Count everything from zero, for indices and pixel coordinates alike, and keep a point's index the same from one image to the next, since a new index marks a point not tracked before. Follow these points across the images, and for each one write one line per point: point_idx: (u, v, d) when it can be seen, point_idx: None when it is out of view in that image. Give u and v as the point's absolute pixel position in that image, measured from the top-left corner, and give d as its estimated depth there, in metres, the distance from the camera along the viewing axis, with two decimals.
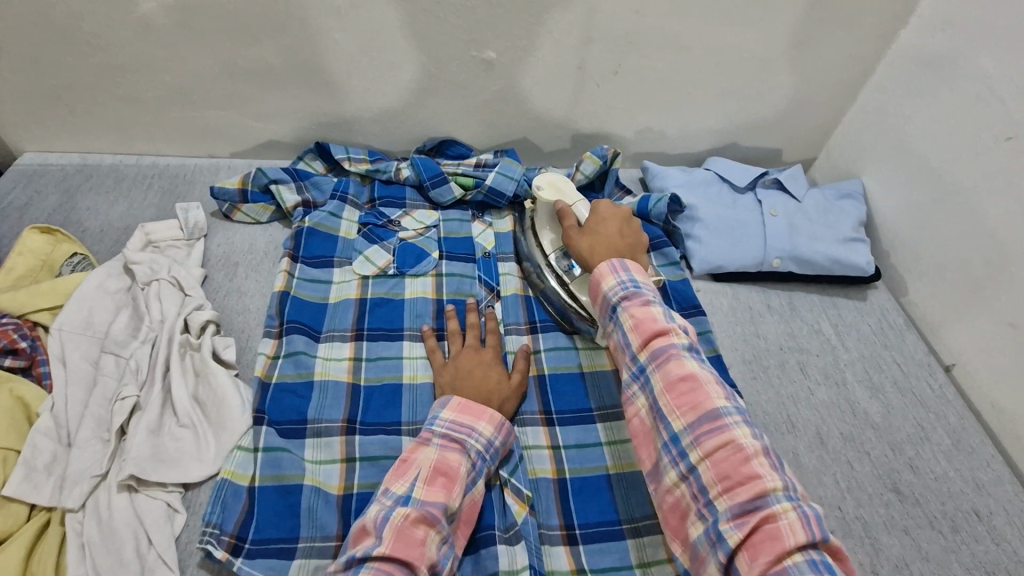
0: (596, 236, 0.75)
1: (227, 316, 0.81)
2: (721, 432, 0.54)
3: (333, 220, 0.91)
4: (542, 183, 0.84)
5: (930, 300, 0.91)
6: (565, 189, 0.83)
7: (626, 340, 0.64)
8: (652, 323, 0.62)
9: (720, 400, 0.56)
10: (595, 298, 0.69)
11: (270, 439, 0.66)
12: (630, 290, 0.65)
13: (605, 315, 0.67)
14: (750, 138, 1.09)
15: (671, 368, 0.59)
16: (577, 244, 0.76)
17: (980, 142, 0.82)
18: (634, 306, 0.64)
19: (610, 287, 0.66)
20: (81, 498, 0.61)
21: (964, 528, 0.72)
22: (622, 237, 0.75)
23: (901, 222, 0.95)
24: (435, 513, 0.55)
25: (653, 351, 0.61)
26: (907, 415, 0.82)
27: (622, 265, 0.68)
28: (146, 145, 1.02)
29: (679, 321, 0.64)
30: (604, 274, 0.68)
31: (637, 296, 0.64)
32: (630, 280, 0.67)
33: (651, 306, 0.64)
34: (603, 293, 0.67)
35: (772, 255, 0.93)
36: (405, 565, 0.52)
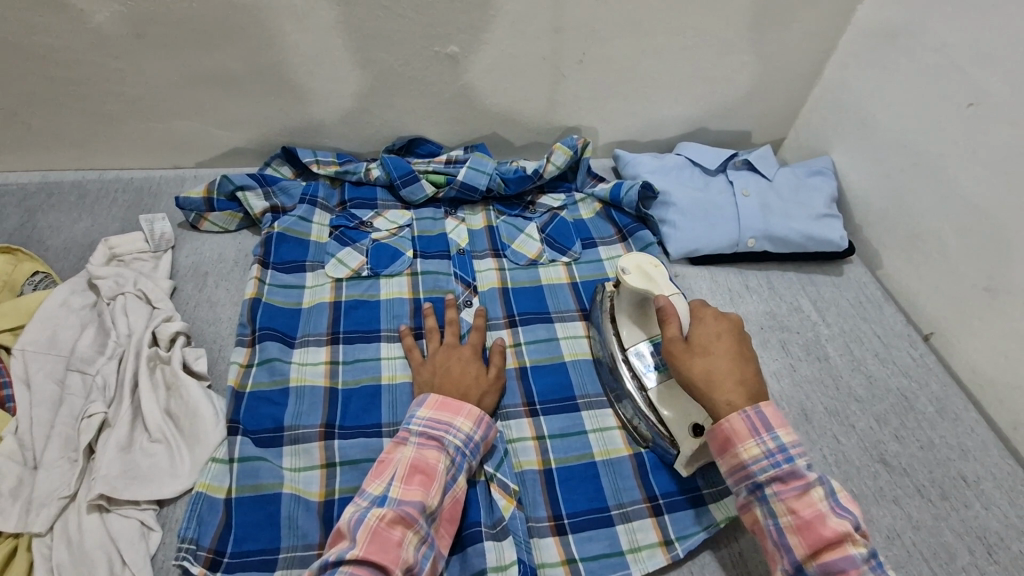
0: (711, 360, 0.62)
1: (197, 327, 0.79)
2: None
3: (303, 224, 0.90)
4: (628, 266, 0.72)
5: (905, 271, 0.92)
6: (654, 275, 0.71)
7: (747, 458, 0.57)
8: (821, 527, 0.53)
9: (856, 547, 0.52)
10: (728, 463, 0.59)
11: (246, 449, 0.65)
12: (783, 470, 0.56)
13: (743, 486, 0.58)
14: (719, 122, 1.10)
15: (801, 505, 0.54)
16: (685, 367, 0.62)
17: (943, 111, 0.83)
18: (790, 495, 0.55)
19: (751, 455, 0.57)
20: (49, 521, 0.58)
21: (953, 494, 0.72)
22: (743, 367, 0.62)
23: (871, 195, 0.96)
24: (412, 513, 0.54)
25: (777, 471, 0.56)
26: (890, 385, 0.82)
27: (762, 420, 0.58)
28: (109, 159, 0.99)
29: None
30: (742, 434, 0.58)
31: (792, 479, 0.55)
32: (776, 445, 0.57)
33: (813, 492, 0.55)
34: (742, 460, 0.58)
35: (746, 235, 0.93)
36: (379, 570, 0.51)
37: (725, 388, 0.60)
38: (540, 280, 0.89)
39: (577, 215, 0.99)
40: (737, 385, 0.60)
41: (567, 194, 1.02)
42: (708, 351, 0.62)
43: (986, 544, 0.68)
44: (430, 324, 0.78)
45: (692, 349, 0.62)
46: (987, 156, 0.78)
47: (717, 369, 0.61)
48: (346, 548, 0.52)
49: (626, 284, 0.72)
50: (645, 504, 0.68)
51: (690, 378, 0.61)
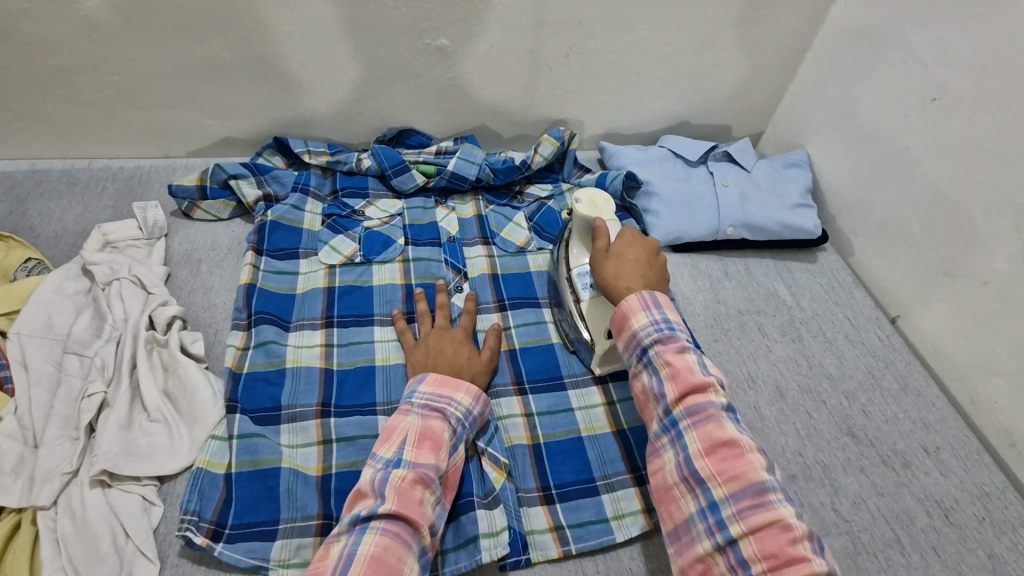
0: (620, 262, 0.69)
1: (192, 312, 0.80)
2: (770, 514, 0.50)
3: (296, 212, 0.91)
4: (581, 197, 0.78)
5: (874, 258, 0.96)
6: (600, 206, 0.76)
7: (660, 390, 0.59)
8: (689, 375, 0.57)
9: (763, 472, 0.52)
10: (621, 331, 0.63)
11: (245, 426, 0.67)
12: (665, 333, 0.60)
13: (633, 353, 0.62)
14: (700, 116, 1.14)
15: (713, 431, 0.54)
16: (599, 270, 0.70)
17: (909, 105, 0.88)
18: (668, 352, 0.59)
19: (641, 325, 0.61)
20: (52, 496, 0.60)
21: (914, 463, 0.77)
22: (650, 265, 0.69)
23: (843, 186, 1.00)
24: (429, 475, 0.58)
25: (683, 393, 0.57)
26: (859, 364, 0.87)
27: (653, 300, 0.63)
28: (99, 148, 1.00)
29: (715, 373, 0.60)
30: (634, 309, 0.62)
31: (671, 340, 0.60)
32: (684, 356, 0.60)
33: (687, 352, 0.59)
34: (632, 329, 0.62)
35: (726, 224, 0.97)
36: (409, 524, 0.54)
37: (626, 279, 0.67)
38: (528, 267, 0.92)
39: (565, 205, 1.01)
40: (638, 281, 0.67)
41: (554, 184, 1.05)
42: (620, 255, 0.70)
43: (944, 508, 0.73)
44: (422, 308, 0.81)
45: (610, 254, 0.70)
46: (949, 148, 0.83)
47: (623, 272, 0.68)
48: (373, 506, 0.55)
49: (576, 213, 0.78)
50: (629, 475, 0.71)
51: (600, 276, 0.69)
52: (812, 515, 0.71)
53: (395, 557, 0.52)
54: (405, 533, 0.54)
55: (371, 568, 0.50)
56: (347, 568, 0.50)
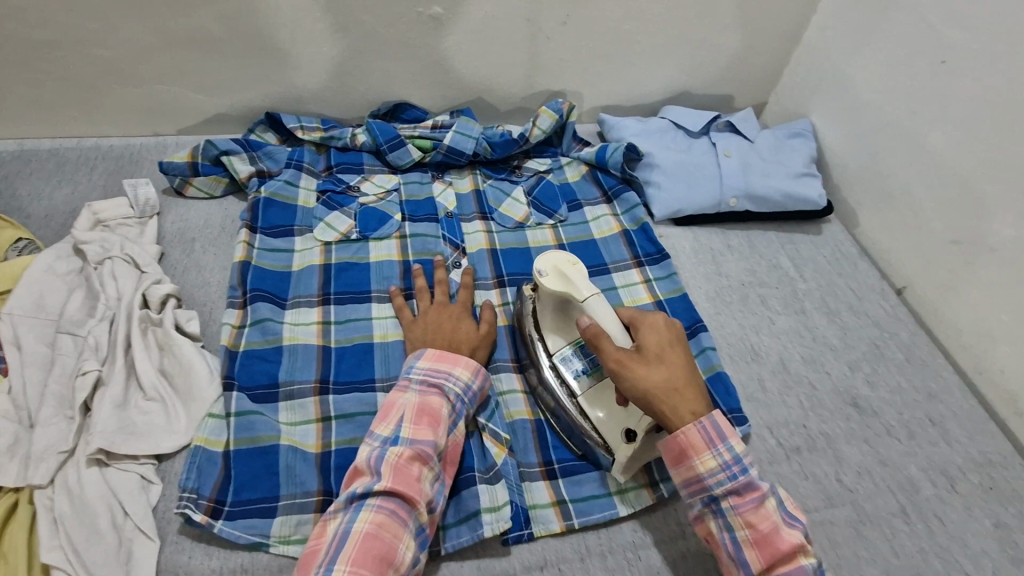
0: (666, 368, 0.61)
1: (187, 291, 0.79)
2: None
3: (289, 188, 0.89)
4: (545, 266, 0.70)
5: (879, 228, 0.94)
6: (571, 276, 0.68)
7: (739, 553, 0.56)
8: (776, 539, 0.54)
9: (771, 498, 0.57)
10: (681, 465, 0.58)
11: (242, 404, 0.66)
12: (739, 482, 0.56)
13: (700, 498, 0.58)
14: (702, 86, 1.11)
15: (739, 484, 0.56)
16: (632, 377, 0.60)
17: (916, 69, 0.85)
18: (746, 509, 0.56)
19: (708, 468, 0.57)
20: (49, 475, 0.59)
21: (918, 433, 0.76)
22: (687, 369, 0.62)
23: (848, 155, 0.98)
24: (427, 451, 0.58)
25: (733, 483, 0.56)
26: (863, 335, 0.86)
27: (717, 431, 0.58)
28: (87, 126, 0.97)
29: (793, 516, 0.57)
30: (699, 447, 0.57)
31: (748, 491, 0.56)
32: (730, 455, 0.57)
33: (766, 503, 0.56)
34: (698, 471, 0.57)
35: (728, 195, 0.95)
36: (406, 501, 0.55)
37: (680, 398, 0.59)
38: (527, 242, 0.91)
39: (564, 178, 1.00)
40: (689, 392, 0.60)
41: (553, 158, 1.03)
42: (663, 364, 0.61)
43: (948, 476, 0.72)
44: (420, 285, 0.79)
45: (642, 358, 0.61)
46: (958, 112, 0.80)
47: (671, 385, 0.60)
48: (369, 482, 0.56)
49: (545, 288, 0.69)
50: None
51: (632, 384, 0.60)
52: (815, 485, 0.71)
53: (391, 534, 0.53)
54: (401, 510, 0.55)
55: (367, 545, 0.52)
56: (342, 543, 0.52)
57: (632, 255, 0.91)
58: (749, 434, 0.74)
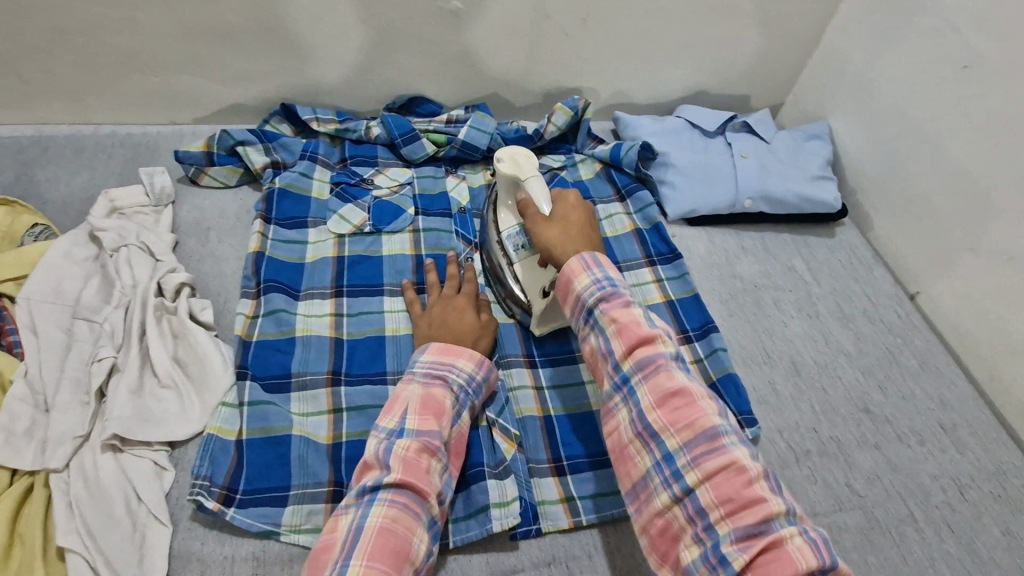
0: (564, 227, 0.67)
1: (201, 281, 0.79)
2: (668, 377, 0.54)
3: (304, 180, 0.90)
4: (503, 155, 0.76)
5: (895, 233, 0.94)
6: (521, 163, 0.75)
7: (609, 346, 0.58)
8: (636, 327, 0.57)
9: (715, 417, 0.53)
10: (567, 298, 0.62)
11: (255, 393, 0.67)
12: (608, 291, 0.59)
13: (578, 316, 0.61)
14: (719, 86, 1.10)
15: (662, 380, 0.54)
16: (541, 235, 0.68)
17: (939, 74, 0.84)
18: (614, 308, 0.58)
19: (584, 286, 0.60)
20: (65, 459, 0.60)
21: (931, 441, 0.75)
22: (588, 230, 0.68)
23: (865, 159, 0.97)
24: (434, 443, 0.58)
25: (616, 316, 0.58)
26: (876, 341, 0.85)
27: (596, 262, 0.62)
28: (104, 114, 0.98)
29: (660, 325, 0.59)
30: (576, 272, 0.61)
31: (615, 297, 0.59)
32: (604, 276, 0.61)
33: (632, 307, 0.59)
34: (575, 293, 0.61)
35: (744, 196, 0.95)
36: (417, 494, 0.55)
37: (568, 245, 0.66)
38: None
39: (578, 176, 0.99)
40: (580, 250, 0.66)
41: (567, 155, 1.02)
42: (566, 225, 0.68)
43: (960, 486, 0.72)
44: (432, 279, 0.79)
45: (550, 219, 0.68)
46: (981, 118, 0.79)
47: (568, 238, 0.66)
48: (381, 476, 0.55)
49: (501, 173, 0.76)
50: None
51: (541, 237, 0.68)
52: (825, 490, 0.71)
53: (404, 528, 0.53)
54: (413, 503, 0.55)
55: (382, 540, 0.52)
56: (357, 538, 0.52)
57: (644, 254, 0.90)
58: (759, 437, 0.74)
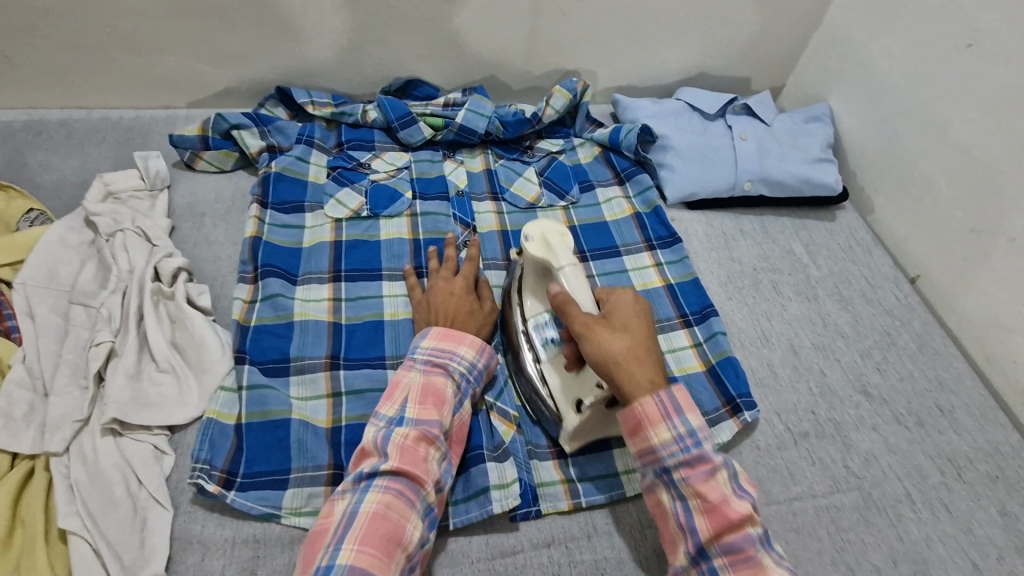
0: (625, 337, 0.60)
1: (198, 265, 0.79)
2: (755, 569, 0.51)
3: (300, 164, 0.89)
4: (532, 232, 0.70)
5: (895, 215, 0.93)
6: (554, 244, 0.68)
7: (690, 523, 0.54)
8: (726, 509, 0.53)
9: (732, 470, 0.55)
10: (636, 435, 0.57)
11: (254, 377, 0.67)
12: (691, 454, 0.55)
13: (650, 464, 0.57)
14: (718, 67, 1.09)
15: (690, 430, 0.55)
16: (596, 342, 0.59)
17: (941, 52, 0.83)
18: (697, 479, 0.54)
19: (662, 440, 0.56)
20: (64, 443, 0.60)
21: (928, 422, 0.76)
22: (648, 336, 0.61)
23: (865, 140, 0.97)
24: (433, 432, 0.58)
25: (687, 454, 0.55)
26: (875, 323, 0.85)
27: (673, 403, 0.56)
28: (97, 97, 0.96)
29: (746, 489, 0.55)
30: (653, 418, 0.56)
31: (700, 463, 0.54)
32: (684, 426, 0.56)
33: (718, 475, 0.54)
34: (651, 443, 0.56)
35: (743, 179, 0.94)
36: (412, 481, 0.56)
37: (638, 368, 0.58)
38: None
39: (576, 159, 0.99)
40: (644, 361, 0.59)
41: (566, 139, 1.01)
42: (624, 329, 0.60)
43: (956, 466, 0.72)
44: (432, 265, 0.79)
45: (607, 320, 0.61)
46: (983, 98, 0.79)
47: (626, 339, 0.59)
48: (377, 463, 0.56)
49: (529, 254, 0.70)
50: None
51: (596, 344, 0.59)
52: (822, 471, 0.71)
53: (398, 514, 0.53)
54: (408, 490, 0.55)
55: (374, 525, 0.52)
56: (349, 523, 0.52)
57: (644, 238, 0.90)
58: (757, 420, 0.74)
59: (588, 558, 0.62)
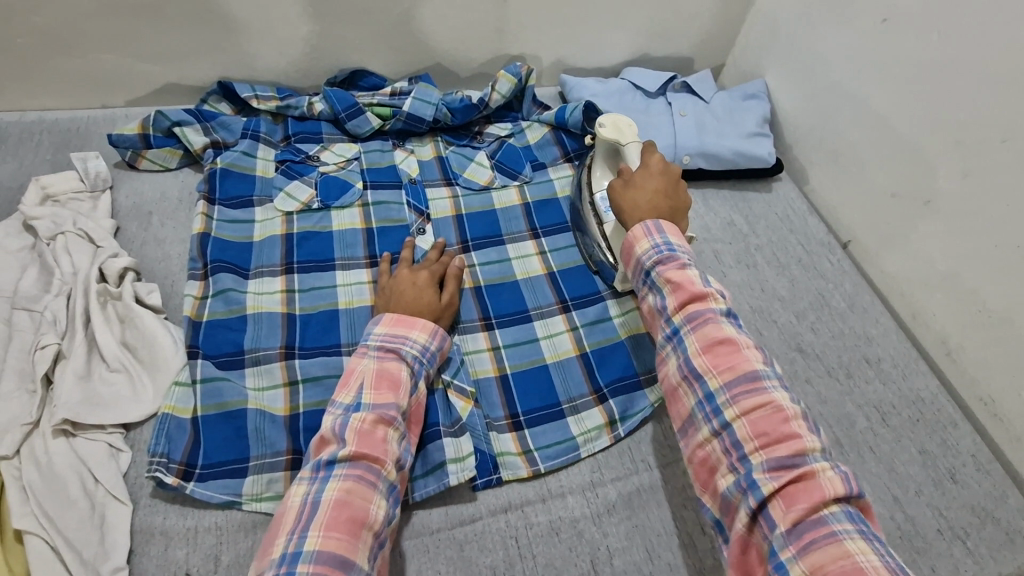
0: (642, 189, 0.71)
1: (146, 265, 0.78)
2: (715, 328, 0.58)
3: (247, 159, 0.88)
4: (604, 121, 0.81)
5: (827, 185, 0.98)
6: (624, 128, 0.80)
7: (662, 305, 0.62)
8: (690, 286, 0.60)
9: (758, 363, 0.56)
10: (628, 261, 0.67)
11: (207, 370, 0.67)
12: (664, 255, 0.63)
13: (638, 277, 0.66)
14: (660, 48, 1.12)
15: (710, 330, 0.58)
16: (617, 196, 0.72)
17: (859, 27, 0.88)
18: (669, 271, 0.62)
19: (643, 250, 0.65)
20: (14, 446, 0.60)
21: (857, 373, 0.81)
22: (667, 199, 0.70)
23: (799, 114, 1.01)
24: (390, 414, 0.60)
25: (660, 256, 0.63)
26: (809, 286, 0.90)
27: (656, 226, 0.66)
28: (28, 98, 0.93)
29: (715, 287, 0.63)
30: (638, 236, 0.66)
31: (671, 260, 0.63)
32: (663, 242, 0.65)
33: (687, 270, 0.62)
34: (637, 256, 0.66)
35: (682, 153, 0.98)
36: (372, 464, 0.57)
37: (642, 212, 0.69)
38: (491, 205, 0.92)
39: (526, 141, 1.01)
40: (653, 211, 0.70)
41: (514, 123, 1.03)
42: (641, 185, 0.72)
43: (882, 412, 0.78)
44: (405, 255, 0.79)
45: (629, 184, 0.73)
46: (898, 69, 0.84)
47: (641, 203, 0.70)
48: (336, 450, 0.57)
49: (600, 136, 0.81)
50: (592, 396, 0.74)
51: (618, 204, 0.72)
52: None
53: (361, 498, 0.55)
54: (369, 474, 0.56)
55: (339, 511, 0.54)
56: (313, 512, 0.54)
57: None
58: None
59: (543, 519, 0.65)
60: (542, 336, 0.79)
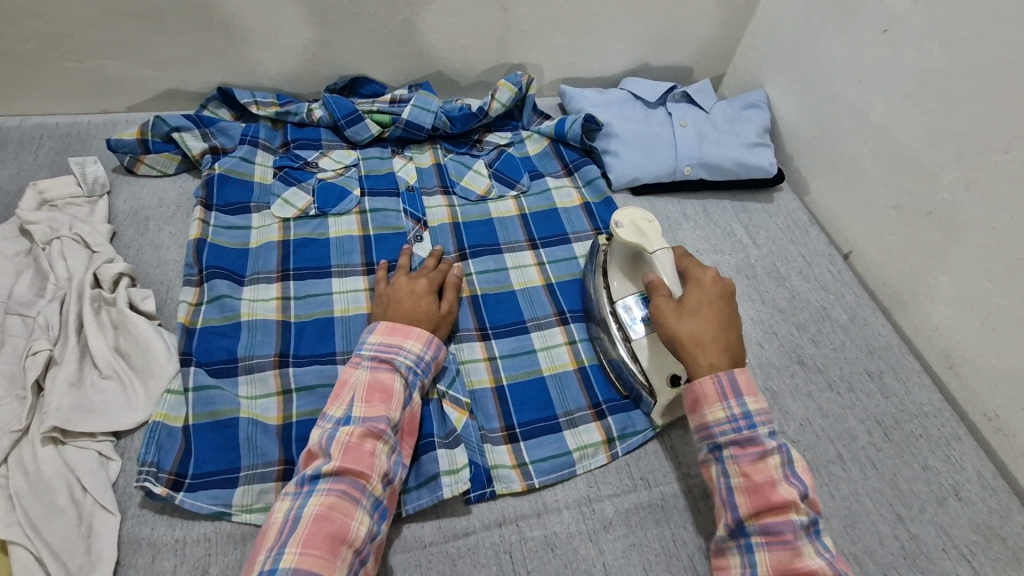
0: (697, 321, 0.64)
1: (142, 271, 0.78)
2: (772, 488, 0.56)
3: (245, 165, 0.88)
4: (621, 219, 0.72)
5: (828, 195, 0.98)
6: (646, 230, 0.70)
7: (729, 496, 0.58)
8: (769, 490, 0.56)
9: (806, 530, 0.55)
10: (693, 412, 0.62)
11: (200, 378, 0.67)
12: (742, 435, 0.59)
13: (704, 440, 0.61)
14: (662, 57, 1.12)
15: (766, 490, 0.56)
16: (671, 328, 0.64)
17: (862, 38, 0.88)
18: (745, 458, 0.58)
19: (716, 418, 0.60)
20: (3, 453, 0.59)
21: (858, 387, 0.80)
22: (724, 327, 0.65)
23: (800, 124, 1.01)
24: (379, 427, 0.59)
25: (737, 433, 0.59)
26: (810, 298, 0.89)
27: (733, 388, 0.61)
28: (28, 102, 0.93)
29: (800, 477, 0.58)
30: (711, 397, 0.61)
31: (750, 444, 0.58)
32: (740, 411, 0.60)
33: (767, 459, 0.58)
34: (706, 419, 0.61)
35: (683, 163, 0.97)
36: (356, 479, 0.56)
37: (708, 351, 0.63)
38: (489, 214, 0.91)
39: (525, 152, 1.00)
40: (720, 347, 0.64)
41: (514, 132, 1.03)
42: (696, 314, 0.65)
43: (884, 427, 0.77)
44: (403, 262, 0.78)
45: (683, 311, 0.65)
46: (900, 80, 0.83)
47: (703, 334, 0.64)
48: (321, 463, 0.57)
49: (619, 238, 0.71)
50: (590, 410, 0.73)
51: (674, 336, 0.64)
52: None
53: (342, 514, 0.54)
54: (353, 489, 0.56)
55: (318, 526, 0.53)
56: (293, 527, 0.53)
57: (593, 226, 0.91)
58: None
59: (538, 534, 0.64)
60: (538, 347, 0.78)
